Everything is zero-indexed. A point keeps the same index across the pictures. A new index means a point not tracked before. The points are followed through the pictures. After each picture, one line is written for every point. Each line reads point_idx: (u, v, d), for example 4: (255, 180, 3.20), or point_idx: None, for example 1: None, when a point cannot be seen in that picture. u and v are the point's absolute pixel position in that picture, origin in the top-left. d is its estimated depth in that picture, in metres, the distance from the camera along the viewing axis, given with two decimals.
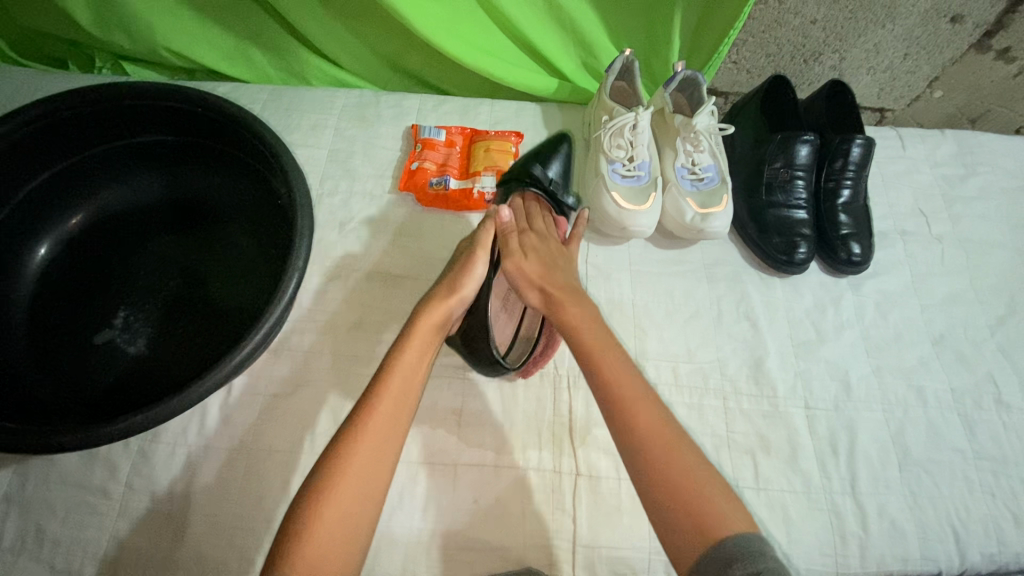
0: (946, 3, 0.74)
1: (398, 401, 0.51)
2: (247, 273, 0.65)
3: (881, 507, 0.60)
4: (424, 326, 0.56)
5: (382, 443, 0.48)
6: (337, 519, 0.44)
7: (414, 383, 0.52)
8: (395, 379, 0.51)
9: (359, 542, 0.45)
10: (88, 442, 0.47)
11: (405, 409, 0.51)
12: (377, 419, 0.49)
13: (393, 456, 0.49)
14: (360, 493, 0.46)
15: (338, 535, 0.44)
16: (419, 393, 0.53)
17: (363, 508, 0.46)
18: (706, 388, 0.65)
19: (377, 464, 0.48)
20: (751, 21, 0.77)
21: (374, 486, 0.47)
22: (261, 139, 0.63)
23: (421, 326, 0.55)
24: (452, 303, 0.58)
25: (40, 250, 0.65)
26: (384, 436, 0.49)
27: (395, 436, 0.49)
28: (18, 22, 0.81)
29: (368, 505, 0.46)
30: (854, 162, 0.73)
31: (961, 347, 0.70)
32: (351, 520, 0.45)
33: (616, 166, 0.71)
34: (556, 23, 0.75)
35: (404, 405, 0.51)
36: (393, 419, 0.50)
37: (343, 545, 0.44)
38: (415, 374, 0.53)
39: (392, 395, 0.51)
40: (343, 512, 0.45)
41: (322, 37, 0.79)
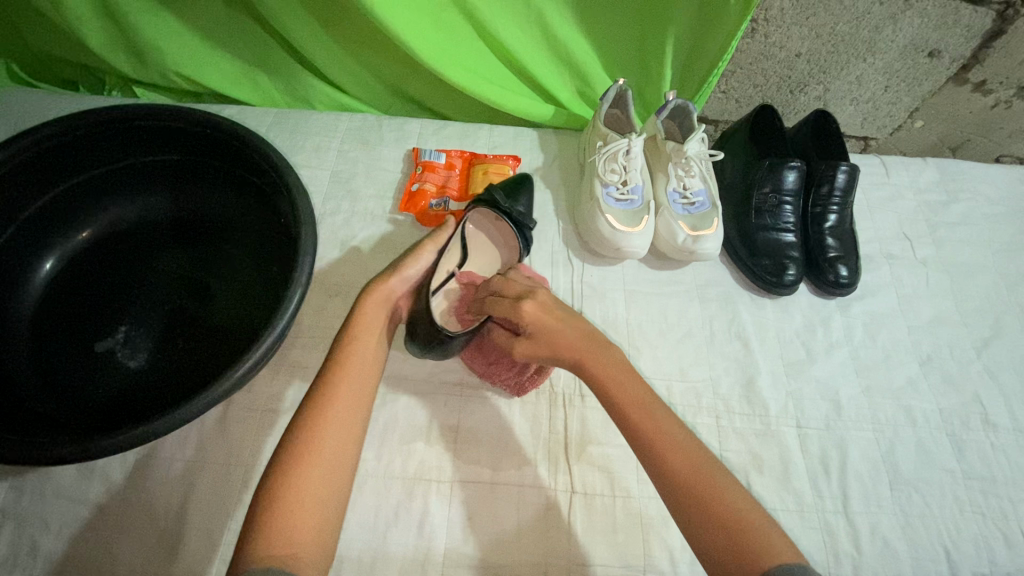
0: (923, 39, 0.78)
1: (354, 371, 0.54)
2: (248, 290, 0.66)
3: (873, 526, 0.61)
4: (368, 308, 0.60)
5: (347, 410, 0.51)
6: (311, 485, 0.46)
7: (367, 358, 0.56)
8: (349, 354, 0.55)
9: (332, 509, 0.47)
10: (89, 454, 0.48)
11: (362, 385, 0.54)
12: (338, 389, 0.52)
13: (358, 423, 0.52)
14: (332, 458, 0.48)
15: (312, 499, 0.46)
16: (374, 367, 0.57)
17: (334, 473, 0.48)
18: (701, 407, 0.66)
19: (345, 430, 0.50)
20: (739, 53, 0.81)
21: (343, 451, 0.49)
22: (267, 160, 0.64)
23: (367, 306, 0.60)
24: (394, 282, 0.63)
25: (44, 265, 0.66)
26: (348, 403, 0.52)
27: (358, 403, 0.53)
28: (32, 45, 0.84)
29: (339, 470, 0.48)
30: (839, 188, 0.75)
31: (948, 368, 0.72)
32: (323, 483, 0.47)
33: (610, 190, 0.74)
34: (552, 53, 0.79)
35: (362, 379, 0.54)
36: (353, 388, 0.53)
37: (318, 510, 0.45)
38: (370, 350, 0.57)
39: (349, 369, 0.54)
40: (315, 477, 0.46)
41: (328, 63, 0.82)
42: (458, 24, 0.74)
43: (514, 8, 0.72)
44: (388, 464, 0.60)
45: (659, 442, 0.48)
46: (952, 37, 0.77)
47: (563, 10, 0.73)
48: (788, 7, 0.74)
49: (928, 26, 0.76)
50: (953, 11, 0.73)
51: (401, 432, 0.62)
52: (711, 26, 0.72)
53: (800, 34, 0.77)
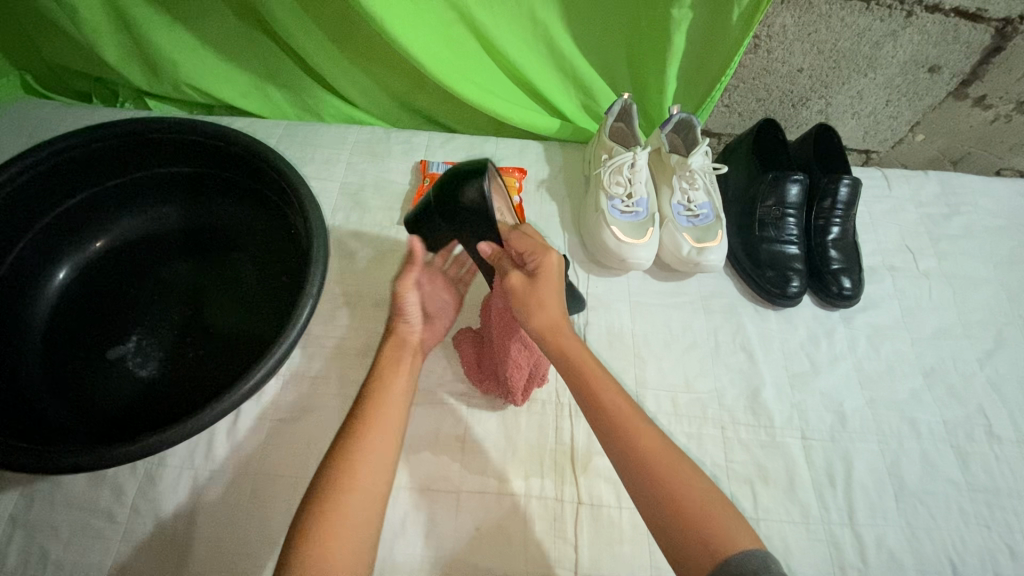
0: (922, 55, 0.79)
1: (385, 410, 0.53)
2: (258, 300, 0.67)
3: (878, 538, 0.61)
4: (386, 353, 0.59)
5: (378, 449, 0.50)
6: (344, 525, 0.45)
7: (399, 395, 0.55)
8: (381, 393, 0.54)
9: (368, 550, 0.45)
10: (101, 463, 0.48)
11: (396, 413, 0.54)
12: (371, 428, 0.51)
13: (391, 462, 0.50)
14: (366, 496, 0.47)
15: (347, 541, 0.44)
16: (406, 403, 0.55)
17: (367, 511, 0.47)
18: (705, 418, 0.67)
19: (378, 469, 0.49)
20: (742, 68, 0.82)
21: (376, 490, 0.48)
22: (278, 172, 0.65)
23: (385, 351, 0.60)
24: (399, 329, 0.62)
25: (57, 275, 0.67)
26: (382, 442, 0.51)
27: (391, 442, 0.51)
28: (49, 58, 0.86)
29: (371, 510, 0.47)
30: (842, 201, 0.76)
31: (951, 380, 0.72)
32: (358, 524, 0.45)
33: (616, 202, 0.74)
34: (558, 68, 0.80)
35: (396, 407, 0.54)
36: (383, 427, 0.52)
37: (354, 550, 0.44)
38: (401, 389, 0.56)
39: (382, 408, 0.53)
40: (349, 517, 0.45)
41: (337, 77, 0.83)
42: (466, 39, 0.76)
43: (521, 24, 0.74)
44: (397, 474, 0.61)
45: (628, 431, 0.48)
46: (951, 53, 0.78)
47: (569, 26, 0.74)
48: (789, 24, 0.75)
49: (928, 42, 0.77)
50: (952, 28, 0.75)
51: (409, 442, 0.63)
52: (715, 42, 0.73)
53: (802, 50, 0.78)
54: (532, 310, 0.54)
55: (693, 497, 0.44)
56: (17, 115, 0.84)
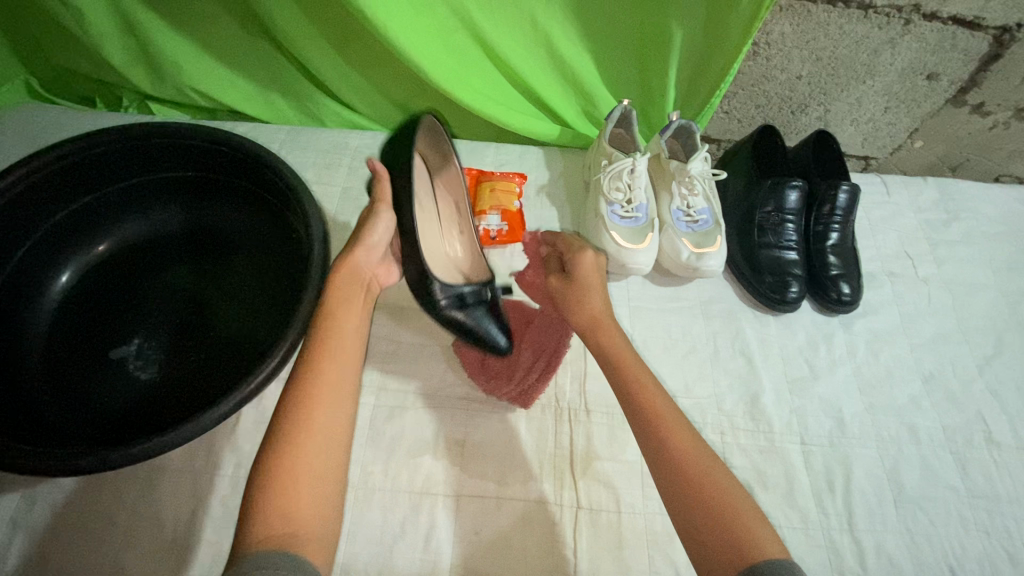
0: (921, 62, 0.79)
1: (337, 350, 0.53)
2: (259, 304, 0.67)
3: (878, 544, 0.61)
4: (337, 291, 0.57)
5: (334, 389, 0.50)
6: (306, 462, 0.45)
7: (351, 335, 0.55)
8: (331, 332, 0.53)
9: (332, 484, 0.46)
10: (103, 465, 0.48)
11: (345, 364, 0.52)
12: (324, 369, 0.50)
13: (347, 401, 0.50)
14: (320, 450, 0.46)
15: (309, 475, 0.45)
16: (356, 342, 0.55)
17: (329, 446, 0.47)
18: (705, 423, 0.67)
19: (336, 406, 0.49)
20: (741, 75, 0.83)
21: (335, 427, 0.48)
22: (281, 177, 0.66)
23: (337, 280, 0.58)
24: (359, 253, 0.60)
25: (60, 278, 0.67)
26: (337, 382, 0.50)
27: (345, 381, 0.51)
28: (54, 63, 0.86)
29: (333, 448, 0.47)
30: (841, 207, 0.77)
31: (950, 386, 0.72)
32: (320, 459, 0.46)
33: (615, 208, 0.75)
34: (558, 75, 0.81)
35: (344, 356, 0.52)
36: (336, 368, 0.51)
37: (317, 485, 0.45)
38: (354, 329, 0.56)
39: (333, 346, 0.53)
40: (310, 454, 0.45)
41: (339, 83, 0.84)
42: (467, 46, 0.77)
43: (522, 30, 0.74)
44: (395, 478, 0.61)
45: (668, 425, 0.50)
46: (950, 60, 0.79)
47: (569, 32, 0.75)
48: (788, 31, 0.76)
49: (926, 50, 0.77)
50: (950, 36, 0.75)
51: (408, 446, 0.63)
52: (714, 49, 0.74)
53: (801, 57, 0.79)
54: (575, 305, 0.63)
55: (723, 487, 0.45)
56: (22, 118, 0.84)
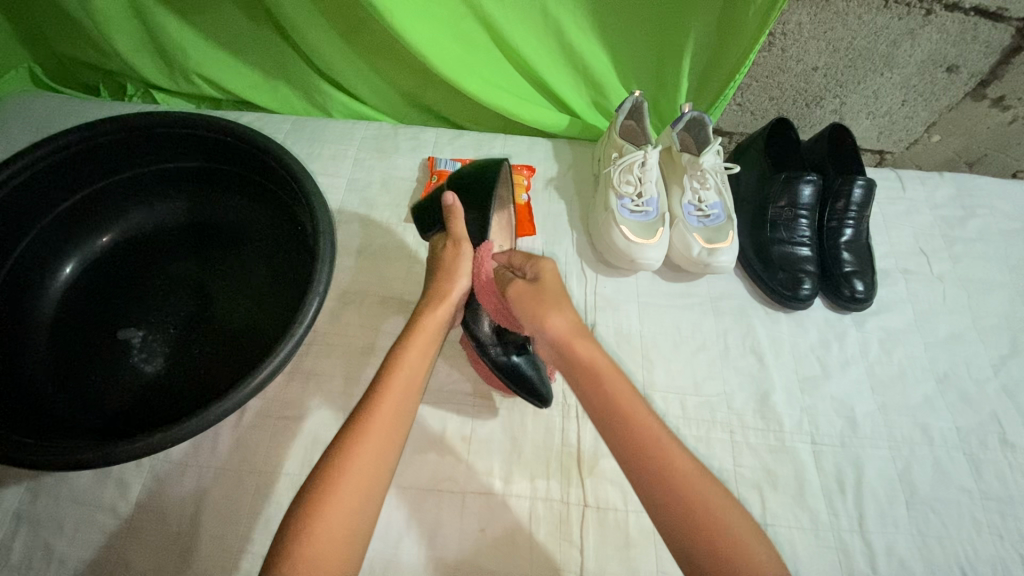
0: (940, 54, 0.77)
1: (398, 399, 0.50)
2: (265, 298, 0.66)
3: (889, 547, 0.60)
4: (421, 330, 0.56)
5: (381, 441, 0.48)
6: (333, 520, 0.43)
7: (415, 382, 0.52)
8: (398, 377, 0.51)
9: (355, 547, 0.44)
10: (106, 461, 0.48)
11: (406, 402, 0.51)
12: (376, 417, 0.49)
13: (391, 458, 0.48)
14: (360, 493, 0.45)
15: (334, 536, 0.43)
16: (419, 391, 0.53)
17: (364, 504, 0.45)
18: (715, 422, 0.66)
19: (376, 464, 0.47)
20: (756, 66, 0.81)
21: (375, 480, 0.46)
22: (286, 168, 0.65)
23: (421, 328, 0.56)
24: (447, 304, 0.59)
25: (64, 269, 0.67)
26: (386, 433, 0.48)
27: (396, 433, 0.49)
28: (59, 50, 0.85)
29: (365, 507, 0.45)
30: (856, 203, 0.75)
31: (964, 386, 0.71)
32: (348, 518, 0.44)
33: (625, 202, 0.73)
34: (568, 64, 0.79)
35: (408, 395, 0.51)
36: (390, 419, 0.49)
37: (340, 549, 0.43)
38: (416, 372, 0.53)
39: (394, 392, 0.51)
40: (342, 511, 0.44)
41: (345, 72, 0.83)
42: (475, 34, 0.75)
43: (531, 18, 0.73)
44: (401, 473, 0.60)
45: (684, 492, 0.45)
46: (970, 53, 0.77)
47: (579, 20, 0.73)
48: (805, 21, 0.74)
49: (947, 42, 0.75)
50: (971, 27, 0.73)
51: (413, 442, 0.62)
52: (728, 39, 0.72)
53: (817, 48, 0.77)
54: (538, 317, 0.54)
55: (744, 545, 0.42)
56: (26, 107, 0.83)
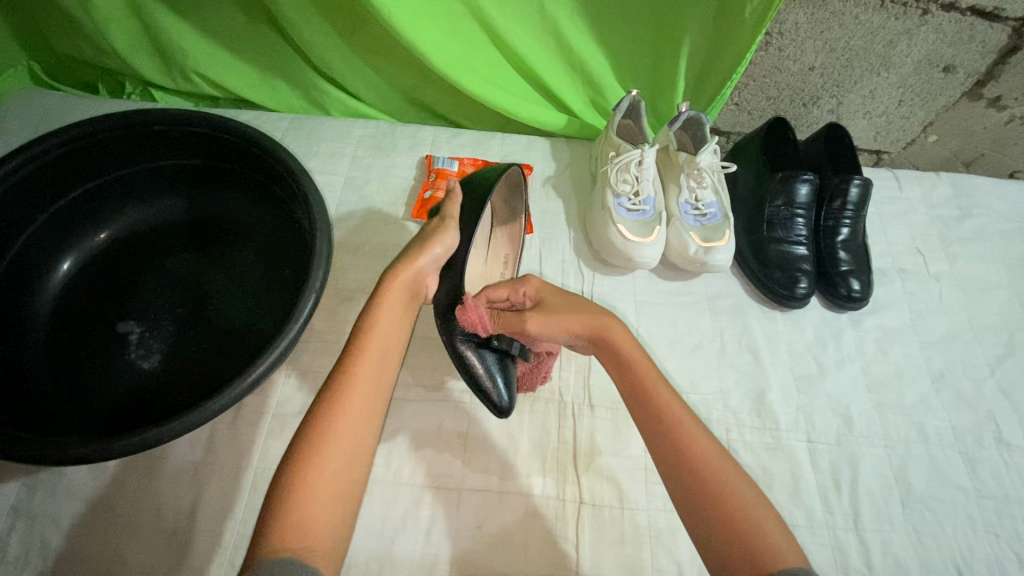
0: (938, 54, 0.77)
1: (377, 359, 0.53)
2: (262, 295, 0.66)
3: (885, 544, 0.60)
4: (391, 296, 0.57)
5: (366, 400, 0.50)
6: (329, 476, 0.45)
7: (390, 344, 0.55)
8: (375, 338, 0.54)
9: (351, 496, 0.47)
10: (104, 454, 0.48)
11: (382, 369, 0.53)
12: (358, 376, 0.51)
13: (376, 415, 0.51)
14: (347, 454, 0.47)
15: (331, 492, 0.45)
16: (394, 352, 0.56)
17: (351, 464, 0.47)
18: (711, 419, 0.66)
19: (364, 420, 0.50)
20: (753, 66, 0.81)
21: (360, 442, 0.49)
22: (284, 165, 0.65)
23: (391, 293, 0.57)
24: (416, 267, 0.59)
25: (62, 265, 0.67)
26: (366, 396, 0.51)
27: (379, 388, 0.52)
28: (58, 48, 0.86)
29: (356, 461, 0.48)
30: (852, 202, 0.75)
31: (960, 385, 0.71)
32: (343, 473, 0.46)
33: (622, 200, 0.74)
34: (566, 63, 0.79)
35: (384, 362, 0.53)
36: (373, 377, 0.52)
37: (337, 503, 0.45)
38: (394, 337, 0.56)
39: (372, 352, 0.53)
40: (335, 468, 0.46)
41: (344, 70, 0.83)
42: (473, 33, 0.75)
43: (529, 17, 0.73)
44: (397, 470, 0.60)
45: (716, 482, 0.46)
46: (967, 52, 0.77)
47: (577, 19, 0.73)
48: (802, 20, 0.74)
49: (944, 41, 0.75)
50: (968, 27, 0.73)
51: (409, 439, 0.62)
52: (725, 39, 0.72)
53: (814, 47, 0.77)
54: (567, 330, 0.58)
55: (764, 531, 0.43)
56: (24, 104, 0.84)
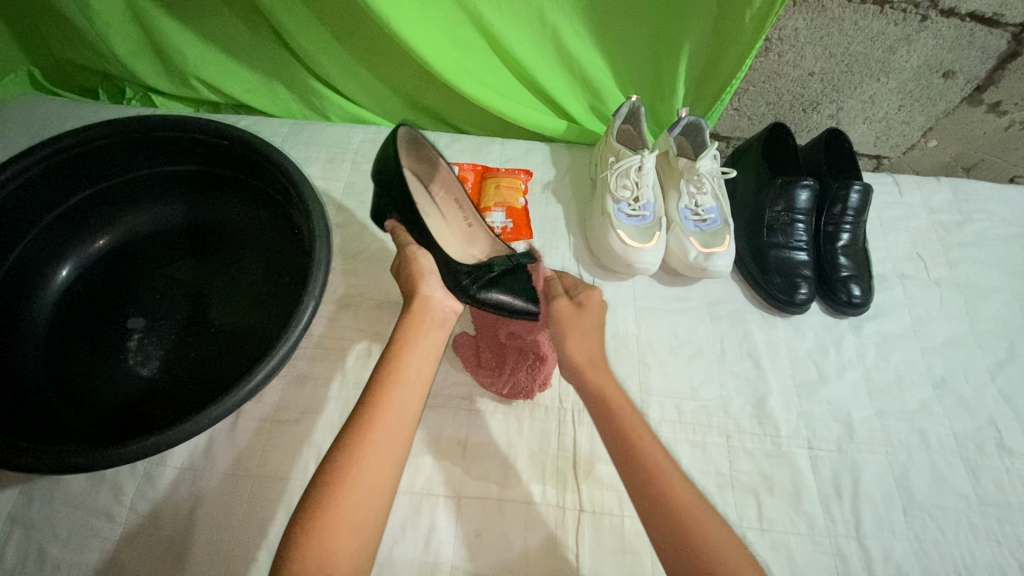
0: (937, 59, 0.77)
1: (403, 391, 0.51)
2: (261, 301, 0.66)
3: (887, 552, 0.60)
4: (411, 325, 0.57)
5: (391, 431, 0.49)
6: (352, 504, 0.44)
7: (415, 376, 0.53)
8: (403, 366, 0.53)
9: (375, 529, 0.45)
10: (99, 463, 0.48)
11: (408, 399, 0.51)
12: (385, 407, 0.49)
13: (402, 445, 0.49)
14: (371, 486, 0.45)
15: (352, 520, 0.44)
16: (423, 379, 0.54)
17: (375, 498, 0.45)
18: (710, 425, 0.66)
19: (390, 451, 0.48)
20: (751, 71, 0.81)
21: (386, 475, 0.47)
22: (282, 171, 0.65)
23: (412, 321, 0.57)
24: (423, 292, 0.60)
25: (60, 272, 0.67)
26: (393, 428, 0.49)
27: (405, 419, 0.50)
28: (57, 54, 0.86)
29: (380, 492, 0.46)
30: (853, 207, 0.75)
31: (961, 391, 0.71)
32: (366, 505, 0.45)
33: (621, 206, 0.74)
34: (566, 69, 0.79)
35: (412, 392, 0.52)
36: (400, 403, 0.50)
37: (360, 527, 0.44)
38: (421, 368, 0.54)
39: (397, 384, 0.51)
40: (358, 500, 0.44)
41: (342, 75, 0.83)
42: (472, 39, 0.75)
43: (527, 24, 0.73)
44: (397, 478, 0.60)
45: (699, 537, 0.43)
46: (967, 58, 0.77)
47: (577, 26, 0.74)
48: (802, 27, 0.74)
49: (944, 47, 0.76)
50: (968, 33, 0.73)
51: (410, 446, 0.62)
52: (724, 44, 0.72)
53: (813, 53, 0.77)
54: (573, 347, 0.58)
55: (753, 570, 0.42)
56: (25, 110, 0.84)
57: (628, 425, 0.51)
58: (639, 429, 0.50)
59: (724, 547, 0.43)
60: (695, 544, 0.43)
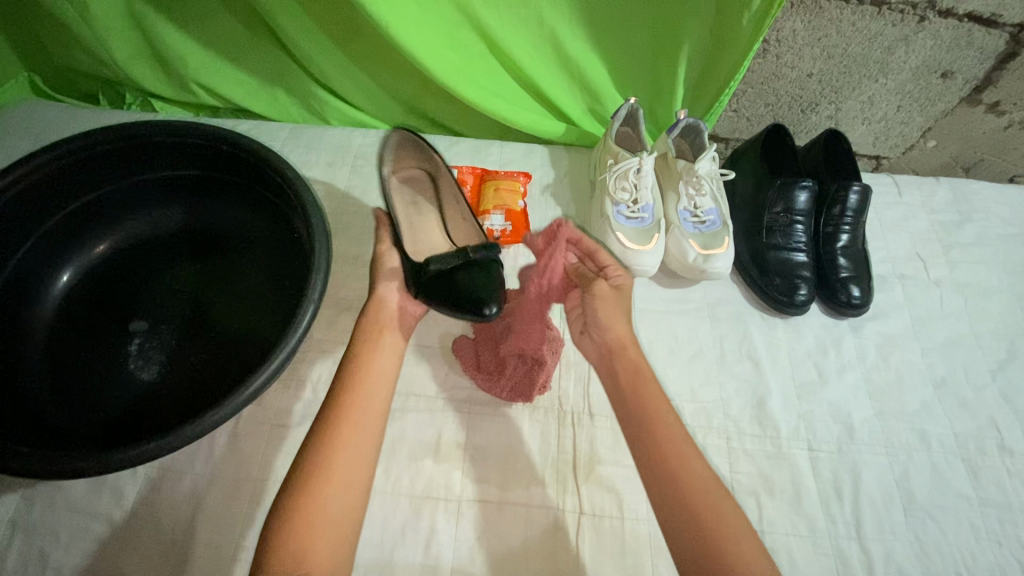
0: (935, 60, 0.78)
1: (368, 392, 0.55)
2: (260, 304, 0.66)
3: (887, 553, 0.60)
4: (373, 331, 0.60)
5: (359, 430, 0.52)
6: (326, 500, 0.47)
7: (379, 377, 0.56)
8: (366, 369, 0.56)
9: (352, 522, 0.48)
10: (100, 468, 0.48)
11: (373, 399, 0.55)
12: (351, 408, 0.53)
13: (371, 442, 0.52)
14: (343, 482, 0.48)
15: (328, 515, 0.47)
16: (387, 379, 0.57)
17: (348, 493, 0.48)
18: (710, 427, 0.66)
19: (359, 449, 0.51)
20: (749, 73, 0.81)
21: (358, 471, 0.50)
22: (281, 175, 0.65)
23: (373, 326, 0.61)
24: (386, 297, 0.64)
25: (61, 277, 0.67)
26: (360, 427, 0.52)
27: (371, 416, 0.53)
28: (57, 59, 0.86)
29: (354, 487, 0.49)
30: (852, 208, 0.75)
31: (962, 392, 0.71)
32: (340, 500, 0.48)
33: (620, 208, 0.74)
34: (564, 71, 0.79)
35: (377, 392, 0.55)
36: (365, 403, 0.54)
37: (336, 520, 0.47)
38: (387, 370, 0.58)
39: (362, 385, 0.55)
40: (331, 496, 0.47)
41: (341, 79, 0.83)
42: (470, 42, 0.75)
43: (525, 28, 0.73)
44: (397, 481, 0.60)
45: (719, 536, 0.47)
46: (965, 58, 0.77)
47: (574, 29, 0.74)
48: (799, 28, 0.74)
49: (941, 48, 0.76)
50: (965, 34, 0.73)
51: (409, 449, 0.62)
52: (722, 46, 0.72)
53: (811, 54, 0.77)
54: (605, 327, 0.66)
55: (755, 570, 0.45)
56: (26, 116, 0.84)
57: (669, 430, 0.55)
58: (677, 430, 0.55)
59: (739, 547, 0.46)
60: (712, 536, 0.47)
